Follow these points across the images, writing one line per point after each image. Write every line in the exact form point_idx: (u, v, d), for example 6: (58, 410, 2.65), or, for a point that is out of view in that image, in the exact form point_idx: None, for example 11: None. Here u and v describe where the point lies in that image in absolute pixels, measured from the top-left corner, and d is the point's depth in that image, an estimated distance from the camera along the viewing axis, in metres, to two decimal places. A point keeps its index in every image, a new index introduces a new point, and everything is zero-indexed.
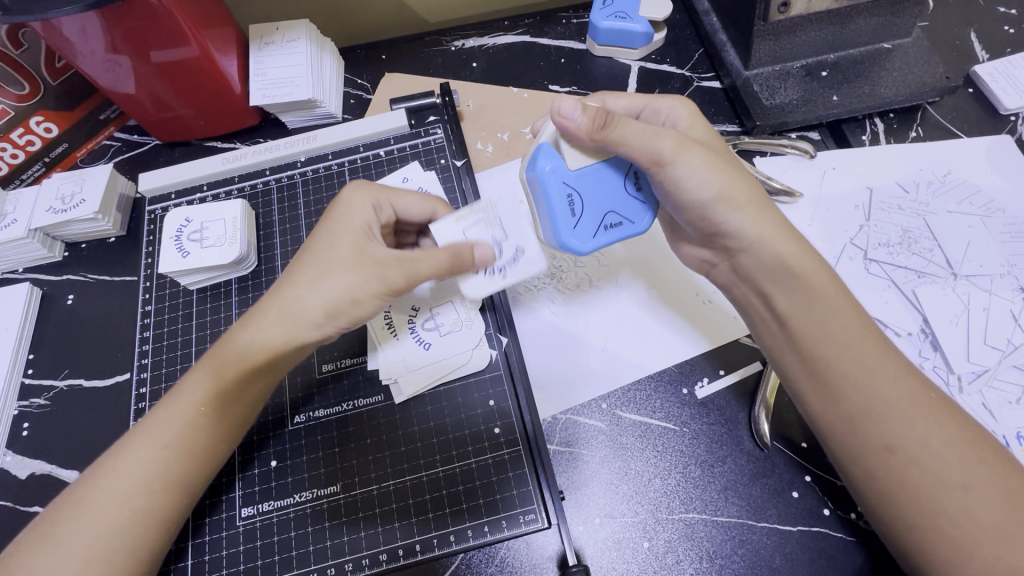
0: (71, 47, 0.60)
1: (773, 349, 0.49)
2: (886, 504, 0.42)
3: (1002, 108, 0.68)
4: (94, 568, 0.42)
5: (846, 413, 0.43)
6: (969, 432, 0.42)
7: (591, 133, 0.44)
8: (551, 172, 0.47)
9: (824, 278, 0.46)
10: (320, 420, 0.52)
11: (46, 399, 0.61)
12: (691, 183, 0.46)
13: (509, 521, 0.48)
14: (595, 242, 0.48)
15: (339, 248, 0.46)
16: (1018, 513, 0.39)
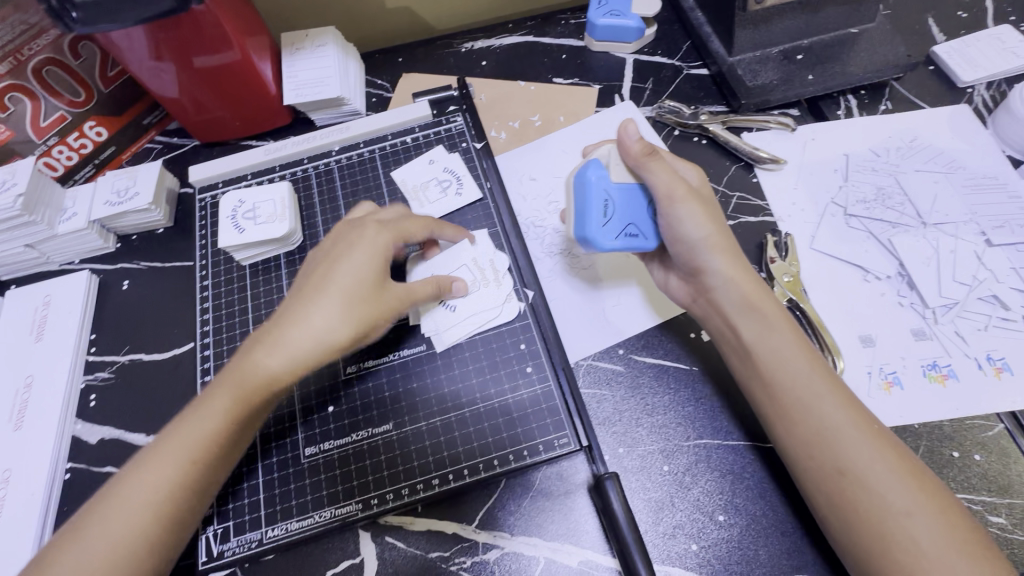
0: (123, 56, 0.66)
1: (741, 378, 0.55)
2: (840, 522, 0.47)
3: (959, 81, 0.76)
4: (174, 495, 0.47)
5: (808, 437, 0.49)
6: (908, 462, 0.48)
7: (638, 155, 0.58)
8: (597, 178, 0.58)
9: (775, 311, 0.55)
10: (368, 368, 0.58)
11: (110, 372, 0.67)
12: (688, 223, 0.57)
13: (546, 445, 0.54)
14: (617, 242, 0.57)
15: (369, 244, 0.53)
16: (953, 538, 0.44)
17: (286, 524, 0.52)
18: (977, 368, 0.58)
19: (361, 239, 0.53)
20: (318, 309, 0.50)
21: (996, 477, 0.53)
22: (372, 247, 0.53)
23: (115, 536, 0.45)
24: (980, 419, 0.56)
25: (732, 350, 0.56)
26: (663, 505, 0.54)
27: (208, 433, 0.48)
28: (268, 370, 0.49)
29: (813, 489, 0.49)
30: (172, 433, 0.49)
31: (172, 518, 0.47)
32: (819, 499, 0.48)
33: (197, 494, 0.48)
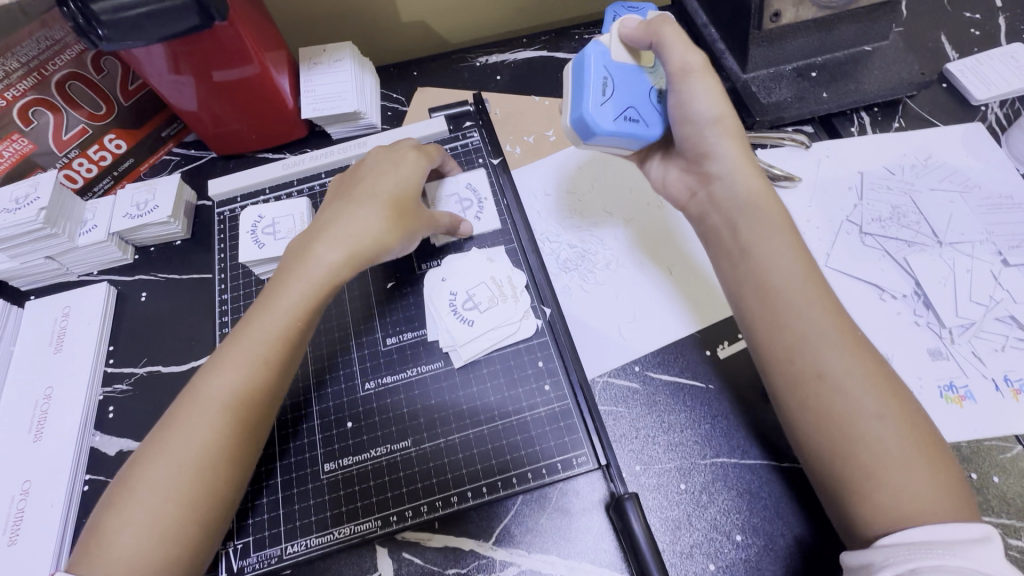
0: (142, 69, 0.67)
1: (731, 278, 0.56)
2: (813, 426, 0.48)
3: (973, 99, 0.76)
4: (209, 455, 0.49)
5: (790, 342, 0.50)
6: (883, 371, 0.49)
7: (643, 33, 0.56)
8: (598, 55, 0.56)
9: (774, 210, 0.55)
10: (386, 385, 0.59)
11: (129, 384, 0.68)
12: (699, 100, 0.55)
13: (564, 464, 0.55)
14: (614, 124, 0.55)
15: (384, 184, 0.59)
16: (914, 442, 0.46)
17: (305, 541, 0.53)
18: (994, 389, 0.58)
19: (375, 179, 0.60)
20: (336, 237, 0.55)
21: (1014, 500, 0.53)
22: (385, 184, 0.59)
23: (159, 498, 0.47)
24: (998, 441, 0.55)
25: (725, 255, 0.57)
26: (680, 524, 0.54)
27: (234, 387, 0.50)
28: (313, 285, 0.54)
29: (788, 390, 0.50)
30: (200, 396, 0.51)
31: (234, 458, 0.50)
32: (792, 400, 0.50)
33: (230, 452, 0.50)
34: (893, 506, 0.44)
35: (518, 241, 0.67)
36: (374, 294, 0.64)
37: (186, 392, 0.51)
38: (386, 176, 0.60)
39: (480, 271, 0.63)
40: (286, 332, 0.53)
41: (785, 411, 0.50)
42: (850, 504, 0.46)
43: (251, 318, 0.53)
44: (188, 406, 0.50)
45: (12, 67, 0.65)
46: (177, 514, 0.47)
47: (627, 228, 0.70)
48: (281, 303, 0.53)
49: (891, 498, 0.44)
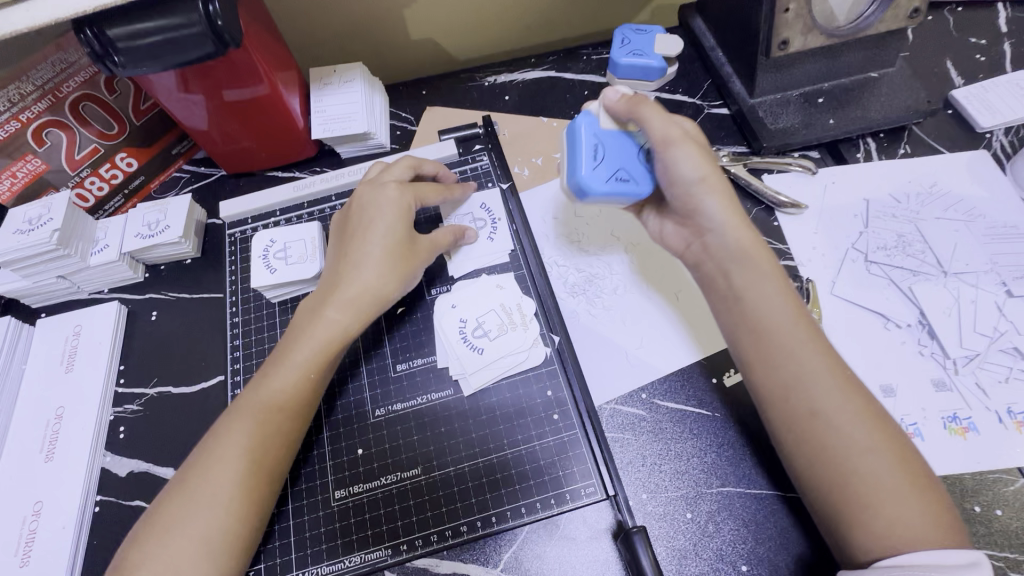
0: (152, 88, 0.67)
1: (726, 318, 0.57)
2: (810, 464, 0.49)
3: (978, 126, 0.77)
4: (237, 484, 0.51)
5: (782, 379, 0.51)
6: (873, 406, 0.50)
7: (625, 107, 0.60)
8: (587, 123, 0.60)
9: (763, 254, 0.56)
10: (396, 412, 0.60)
11: (139, 404, 0.68)
12: (683, 165, 0.57)
13: (573, 494, 0.56)
14: (606, 186, 0.58)
15: (381, 231, 0.60)
16: (907, 475, 0.47)
17: (316, 568, 0.53)
18: (997, 421, 0.58)
19: (371, 224, 0.60)
20: (344, 292, 0.58)
21: (1017, 534, 0.53)
22: (384, 232, 0.60)
23: (194, 537, 0.48)
24: (1001, 473, 0.56)
25: (717, 295, 0.58)
26: (686, 554, 0.55)
27: (257, 417, 0.53)
28: (324, 337, 0.57)
29: (780, 428, 0.51)
30: (220, 434, 0.53)
31: (266, 490, 0.52)
32: (786, 436, 0.51)
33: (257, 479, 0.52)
34: (887, 535, 0.45)
35: (525, 268, 0.67)
36: (384, 322, 0.64)
37: (211, 436, 0.54)
38: (379, 219, 0.60)
39: (489, 298, 0.64)
40: (309, 379, 0.56)
41: (781, 445, 0.52)
42: (844, 533, 0.47)
43: (270, 366, 0.57)
44: (219, 444, 0.52)
45: (27, 90, 0.66)
46: (217, 549, 0.49)
47: (634, 252, 0.71)
48: (302, 351, 0.56)
49: (884, 528, 0.45)
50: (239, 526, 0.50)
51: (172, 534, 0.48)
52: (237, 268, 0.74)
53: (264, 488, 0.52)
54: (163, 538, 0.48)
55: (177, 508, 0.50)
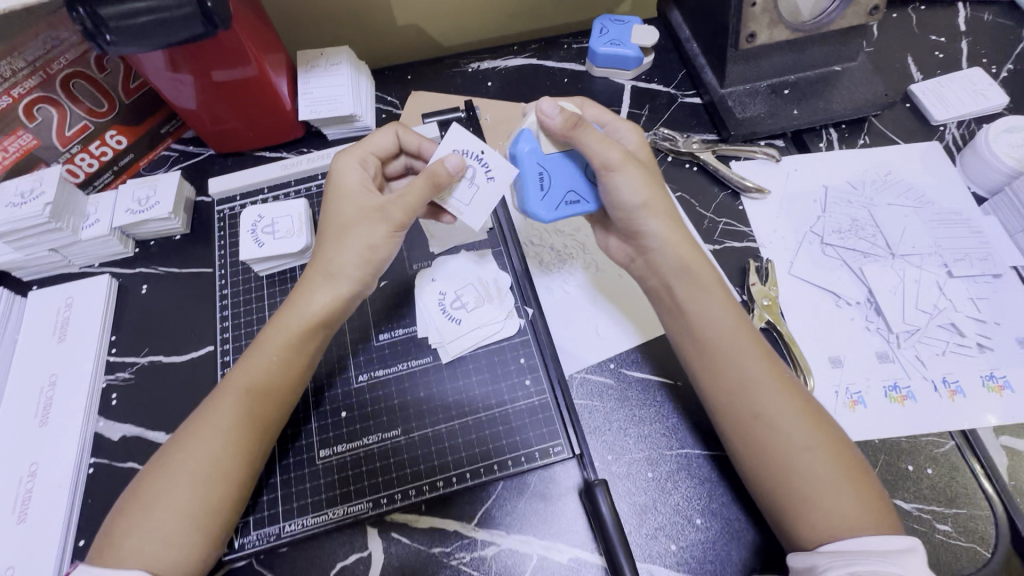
0: (140, 67, 0.69)
1: (675, 330, 0.61)
2: (755, 461, 0.53)
3: (933, 120, 0.82)
4: (212, 469, 0.52)
5: (727, 385, 0.56)
6: (809, 405, 0.55)
7: (563, 130, 0.57)
8: (528, 153, 0.60)
9: (706, 270, 0.60)
10: (378, 377, 0.64)
11: (131, 372, 0.71)
12: (625, 190, 0.59)
13: (542, 452, 0.60)
14: (557, 213, 0.61)
15: (347, 209, 0.59)
16: (840, 467, 0.51)
17: (302, 520, 0.57)
18: (933, 389, 0.64)
19: (338, 201, 0.60)
20: (323, 276, 0.58)
21: (943, 489, 0.59)
22: (352, 210, 0.59)
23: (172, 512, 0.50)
24: (933, 436, 0.61)
25: (667, 308, 0.62)
26: (646, 508, 0.59)
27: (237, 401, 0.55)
28: (289, 327, 0.57)
29: (728, 432, 0.56)
30: (199, 423, 0.54)
31: (247, 471, 0.54)
32: (734, 439, 0.55)
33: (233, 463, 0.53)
34: (824, 528, 0.49)
35: (503, 245, 0.71)
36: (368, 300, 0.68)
37: (189, 423, 0.55)
38: (344, 200, 0.60)
39: (466, 273, 0.68)
40: (281, 368, 0.57)
41: (730, 447, 0.56)
42: (787, 525, 0.51)
43: (246, 356, 0.58)
44: (199, 427, 0.54)
45: (18, 66, 0.68)
46: (197, 523, 0.51)
47: None
48: (273, 340, 0.57)
49: (820, 521, 0.50)
50: (218, 502, 0.52)
51: (153, 507, 0.50)
52: (226, 242, 0.77)
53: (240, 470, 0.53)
54: (145, 510, 0.50)
55: (158, 484, 0.51)
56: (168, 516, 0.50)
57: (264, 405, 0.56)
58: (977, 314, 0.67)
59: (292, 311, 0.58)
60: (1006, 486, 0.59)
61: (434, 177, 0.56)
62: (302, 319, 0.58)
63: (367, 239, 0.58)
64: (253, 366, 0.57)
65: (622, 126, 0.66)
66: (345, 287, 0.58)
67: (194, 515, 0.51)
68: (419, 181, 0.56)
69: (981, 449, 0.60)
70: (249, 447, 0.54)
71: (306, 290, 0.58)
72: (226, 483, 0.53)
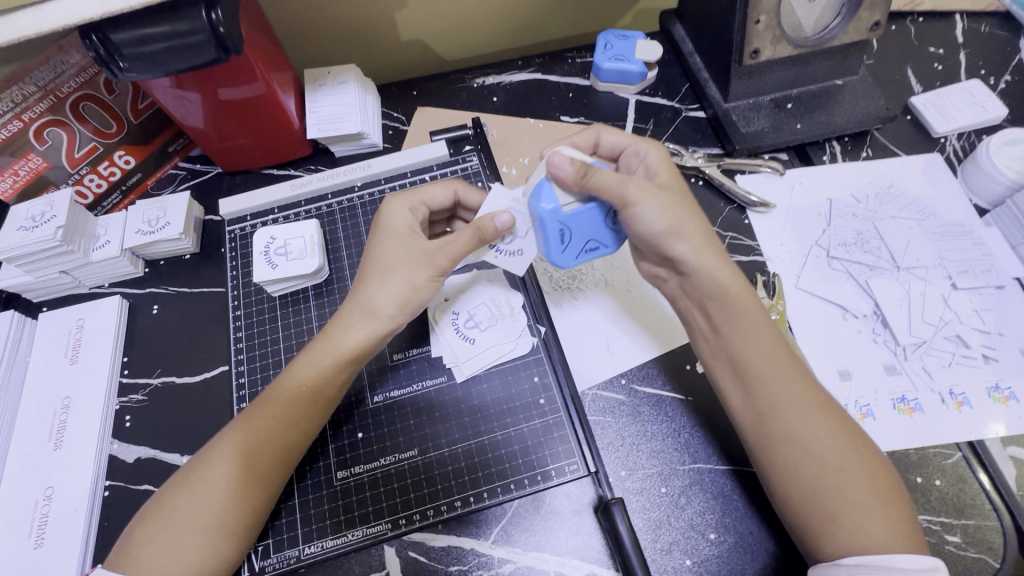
0: (148, 87, 0.69)
1: (708, 351, 0.62)
2: (787, 485, 0.54)
3: (933, 131, 0.83)
4: (231, 492, 0.52)
5: (760, 407, 0.56)
6: (847, 428, 0.55)
7: (576, 181, 0.56)
8: (549, 212, 0.57)
9: (746, 294, 0.60)
10: (393, 398, 0.64)
11: (144, 394, 0.71)
12: (649, 218, 0.58)
13: (558, 471, 0.61)
14: (578, 260, 0.62)
15: (393, 252, 0.59)
16: (876, 490, 0.52)
17: (319, 542, 0.58)
18: (941, 401, 0.65)
19: (382, 241, 0.61)
20: (358, 309, 0.58)
21: (952, 500, 0.60)
22: (399, 250, 0.59)
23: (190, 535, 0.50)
24: (941, 448, 0.62)
25: (699, 327, 0.63)
26: (661, 524, 0.60)
27: (258, 425, 0.55)
28: (325, 359, 0.57)
29: (759, 454, 0.56)
30: (218, 445, 0.54)
31: (269, 490, 0.55)
32: (761, 457, 0.56)
33: (253, 486, 0.53)
34: (850, 544, 0.51)
35: None
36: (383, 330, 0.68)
37: (211, 443, 0.55)
38: (396, 244, 0.60)
39: (479, 293, 0.69)
40: (314, 394, 0.57)
41: (757, 463, 0.57)
42: (811, 538, 0.53)
43: (278, 382, 0.58)
44: (223, 447, 0.54)
45: (29, 91, 0.68)
46: (214, 542, 0.51)
47: (614, 247, 0.76)
48: (304, 367, 0.57)
49: (847, 537, 0.51)
50: (237, 521, 0.52)
51: (172, 525, 0.51)
52: (238, 262, 0.77)
53: (259, 494, 0.54)
54: (167, 525, 0.51)
55: (181, 501, 0.52)
56: (190, 534, 0.50)
57: (288, 427, 0.56)
58: (982, 325, 0.68)
59: (325, 344, 0.58)
60: (1014, 495, 0.60)
61: (480, 231, 0.59)
62: (339, 351, 0.57)
63: (410, 283, 0.58)
64: (289, 389, 0.56)
65: (646, 150, 0.65)
66: (382, 325, 0.58)
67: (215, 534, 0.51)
68: (467, 233, 0.59)
69: (989, 460, 0.61)
70: (268, 470, 0.54)
71: (344, 324, 0.58)
72: (243, 506, 0.53)
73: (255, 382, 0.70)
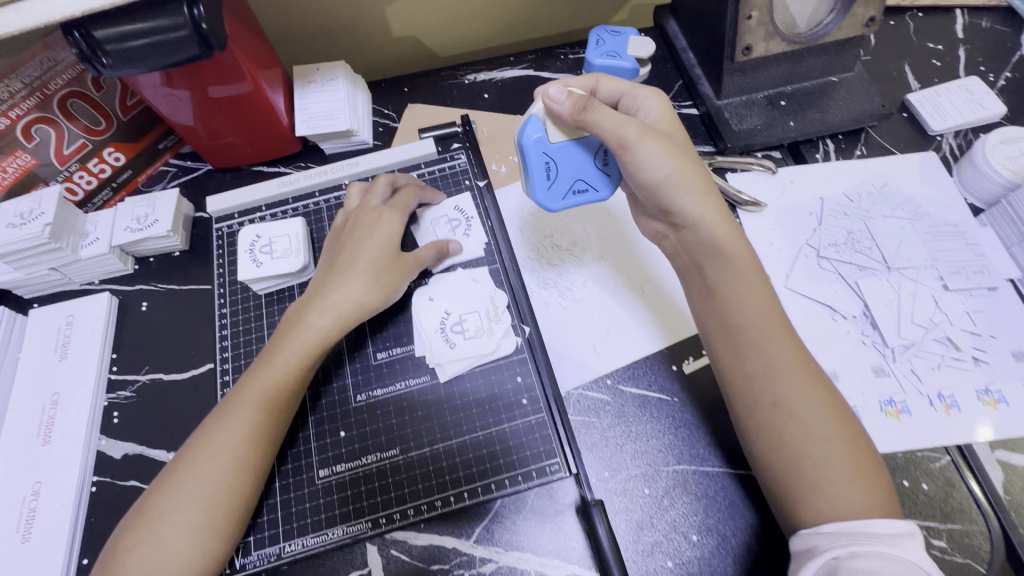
0: (136, 84, 0.69)
1: (703, 311, 0.62)
2: (769, 448, 0.54)
3: (930, 129, 0.82)
4: (217, 488, 0.53)
5: (747, 371, 0.56)
6: (831, 397, 0.55)
7: (571, 114, 0.57)
8: (536, 141, 0.61)
9: (738, 249, 0.60)
10: (377, 397, 0.64)
11: (132, 390, 0.72)
12: (649, 163, 0.58)
13: (539, 471, 0.61)
14: (564, 203, 0.64)
15: (362, 256, 0.64)
16: (858, 460, 0.52)
17: (301, 541, 0.58)
18: (929, 404, 0.64)
19: (359, 244, 0.65)
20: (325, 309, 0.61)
21: (939, 505, 0.59)
22: (365, 256, 0.64)
23: (173, 530, 0.51)
24: (929, 452, 0.62)
25: (697, 288, 0.63)
26: (643, 525, 0.60)
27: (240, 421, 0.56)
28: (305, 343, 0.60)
29: (743, 416, 0.56)
30: (201, 442, 0.55)
31: (252, 482, 0.55)
32: (750, 423, 0.56)
33: (235, 479, 0.54)
34: (833, 512, 0.50)
35: (499, 262, 0.72)
36: (368, 331, 0.68)
37: (194, 438, 0.56)
38: (371, 246, 0.64)
39: (473, 297, 0.68)
40: (285, 382, 0.58)
41: (743, 428, 0.56)
42: (790, 508, 0.52)
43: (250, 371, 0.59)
44: (206, 441, 0.55)
45: (15, 88, 0.68)
46: (198, 536, 0.51)
47: (602, 245, 0.75)
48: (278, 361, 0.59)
49: (831, 505, 0.50)
50: (218, 519, 0.53)
51: (157, 521, 0.51)
52: (225, 260, 0.77)
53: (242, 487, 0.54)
54: (151, 523, 0.51)
55: (164, 499, 0.52)
56: (173, 534, 0.51)
57: (268, 420, 0.57)
58: (972, 327, 0.67)
59: (290, 337, 0.60)
60: (1001, 500, 0.59)
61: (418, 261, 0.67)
62: (306, 342, 0.60)
63: (392, 286, 0.64)
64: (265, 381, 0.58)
65: (645, 97, 0.65)
66: (338, 322, 0.61)
67: (201, 527, 0.52)
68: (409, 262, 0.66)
69: (977, 464, 0.61)
70: (251, 462, 0.55)
71: (319, 318, 0.61)
72: (229, 501, 0.53)
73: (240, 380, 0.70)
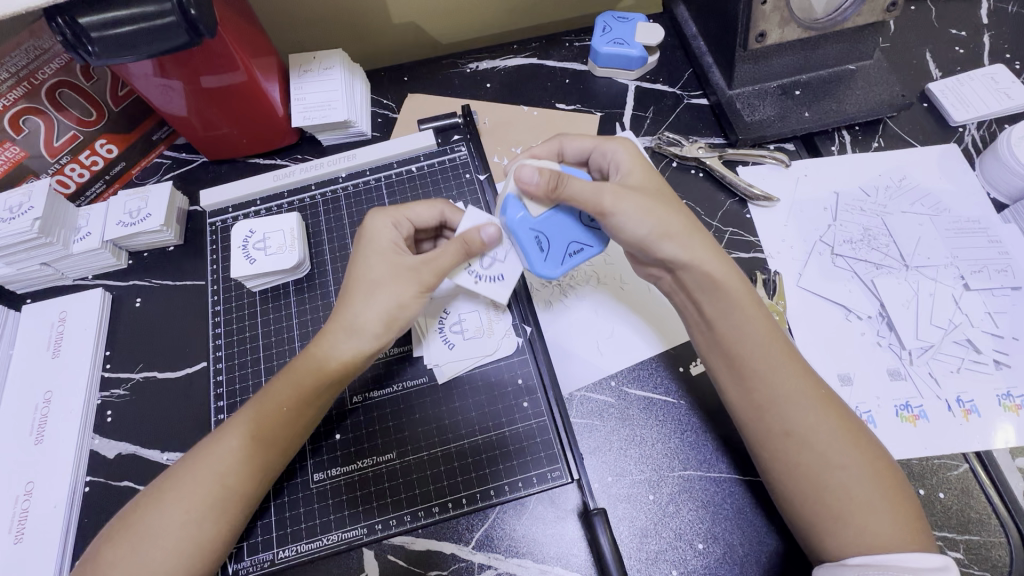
0: (126, 73, 0.66)
1: (702, 345, 0.59)
2: (787, 478, 0.51)
3: (951, 120, 0.78)
4: (200, 508, 0.51)
5: (756, 401, 0.54)
6: (845, 419, 0.53)
7: (546, 192, 0.55)
8: (520, 220, 0.57)
9: (736, 285, 0.57)
10: (374, 398, 0.63)
11: (125, 389, 0.70)
12: (630, 224, 0.55)
13: (539, 478, 0.59)
14: (563, 268, 0.59)
15: (379, 268, 0.57)
16: (879, 483, 0.50)
17: (295, 546, 0.57)
18: (947, 409, 0.61)
19: (365, 257, 0.58)
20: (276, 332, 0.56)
21: (956, 514, 0.57)
22: (384, 267, 0.57)
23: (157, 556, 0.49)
24: (947, 459, 0.59)
25: (694, 322, 0.60)
26: (647, 533, 0.58)
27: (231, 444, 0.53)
28: (304, 379, 0.55)
29: (757, 449, 0.54)
30: (189, 462, 0.53)
31: (240, 512, 0.53)
32: (762, 452, 0.53)
33: (219, 501, 0.52)
34: (854, 542, 0.48)
35: None
36: None
37: (185, 458, 0.54)
38: (381, 263, 0.58)
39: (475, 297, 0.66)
40: (294, 413, 0.55)
41: (757, 458, 0.54)
42: (813, 537, 0.50)
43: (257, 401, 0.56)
44: (196, 462, 0.53)
45: (2, 76, 0.66)
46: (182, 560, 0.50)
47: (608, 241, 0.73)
48: (284, 389, 0.55)
49: (852, 535, 0.48)
50: (202, 543, 0.51)
51: (141, 544, 0.50)
52: (220, 255, 0.76)
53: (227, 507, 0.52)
54: (134, 544, 0.50)
55: (144, 522, 0.51)
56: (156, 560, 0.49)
57: (270, 446, 0.54)
58: (995, 329, 0.65)
59: (308, 363, 0.55)
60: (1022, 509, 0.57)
61: (467, 244, 0.57)
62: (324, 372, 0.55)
63: (395, 299, 0.56)
64: (256, 409, 0.55)
65: (615, 146, 0.62)
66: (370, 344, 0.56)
67: (185, 556, 0.50)
68: (452, 246, 0.57)
69: (996, 471, 0.58)
70: (240, 487, 0.53)
71: (327, 345, 0.55)
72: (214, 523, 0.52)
73: (234, 376, 0.69)
